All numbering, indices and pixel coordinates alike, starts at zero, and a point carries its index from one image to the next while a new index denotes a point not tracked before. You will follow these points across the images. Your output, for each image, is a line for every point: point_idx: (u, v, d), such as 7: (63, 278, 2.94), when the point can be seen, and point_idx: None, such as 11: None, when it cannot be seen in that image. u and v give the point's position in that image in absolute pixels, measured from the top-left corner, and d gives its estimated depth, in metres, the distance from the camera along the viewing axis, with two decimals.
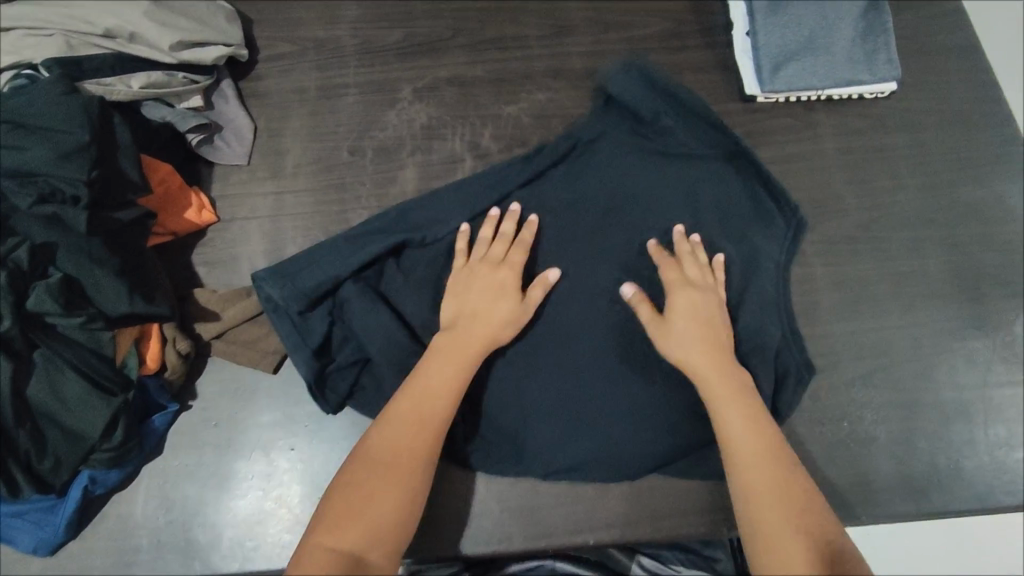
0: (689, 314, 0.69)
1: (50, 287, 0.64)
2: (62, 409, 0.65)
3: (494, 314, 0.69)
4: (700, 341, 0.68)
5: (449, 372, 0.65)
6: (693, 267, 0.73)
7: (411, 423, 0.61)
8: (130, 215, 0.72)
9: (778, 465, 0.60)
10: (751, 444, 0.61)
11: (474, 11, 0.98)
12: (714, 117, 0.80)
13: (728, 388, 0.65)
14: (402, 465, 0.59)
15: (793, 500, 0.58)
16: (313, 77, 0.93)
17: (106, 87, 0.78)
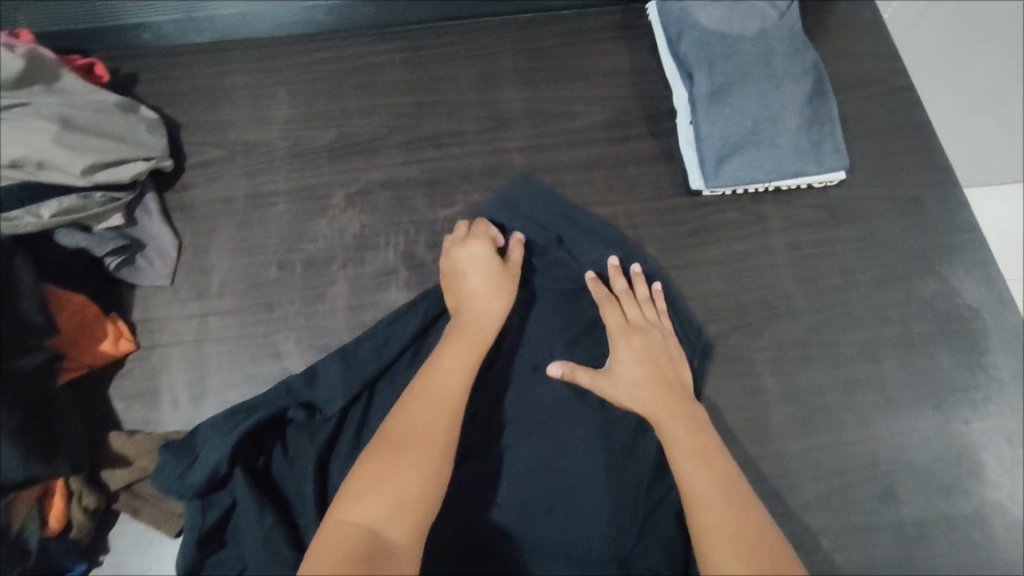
0: (640, 361, 0.73)
1: None
2: None
3: (477, 307, 0.74)
4: (653, 385, 0.70)
5: (463, 343, 0.70)
6: (632, 306, 0.77)
7: (434, 400, 0.64)
8: (37, 359, 0.68)
9: (736, 507, 0.61)
10: (708, 483, 0.62)
11: (409, 105, 0.94)
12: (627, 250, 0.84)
13: (688, 427, 0.67)
14: (422, 445, 0.61)
15: (753, 539, 0.58)
16: (242, 184, 0.89)
17: (13, 222, 0.74)
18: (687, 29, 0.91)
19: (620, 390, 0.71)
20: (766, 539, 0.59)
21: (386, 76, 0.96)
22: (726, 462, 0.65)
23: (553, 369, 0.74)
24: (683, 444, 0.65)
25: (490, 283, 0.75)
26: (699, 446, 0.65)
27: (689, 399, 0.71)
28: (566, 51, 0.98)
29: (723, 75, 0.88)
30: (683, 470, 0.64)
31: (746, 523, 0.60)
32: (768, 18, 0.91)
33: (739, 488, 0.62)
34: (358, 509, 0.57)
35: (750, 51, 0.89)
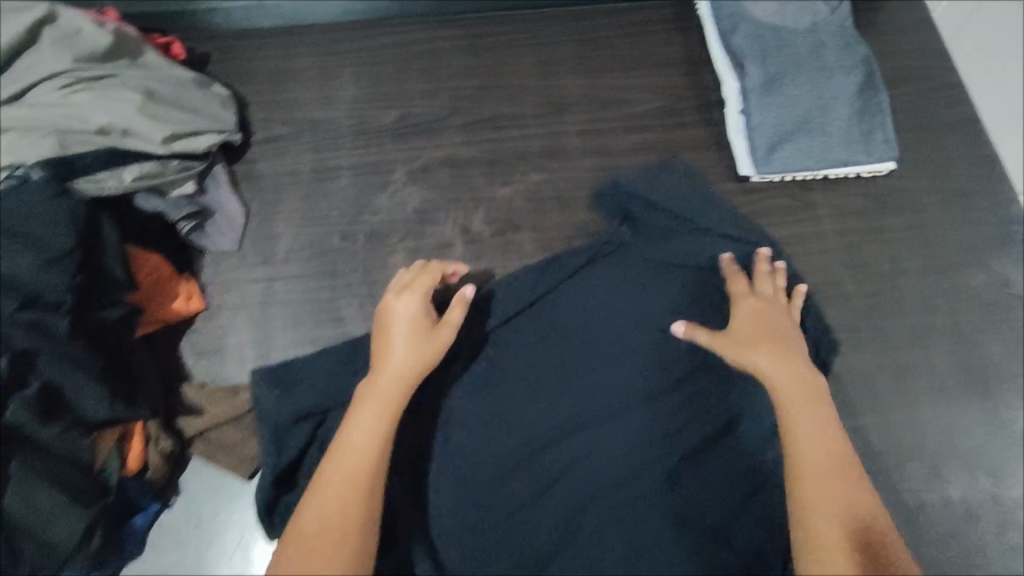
0: (756, 321, 0.72)
1: (27, 398, 0.62)
2: (38, 521, 0.63)
3: (399, 357, 0.66)
4: (777, 346, 0.69)
5: (381, 403, 0.64)
6: (768, 285, 0.76)
7: (353, 475, 0.59)
8: (115, 313, 0.72)
9: (844, 484, 0.59)
10: (822, 455, 0.61)
11: (469, 90, 0.98)
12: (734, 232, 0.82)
13: (805, 394, 0.65)
14: (341, 530, 0.57)
15: (851, 515, 0.57)
16: (307, 159, 0.93)
17: (96, 183, 0.77)
18: (740, 21, 0.93)
19: (735, 351, 0.70)
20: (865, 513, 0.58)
21: (448, 62, 1.00)
22: (840, 431, 0.63)
23: (679, 325, 0.74)
24: (805, 411, 0.64)
25: (418, 337, 0.68)
26: (818, 413, 0.64)
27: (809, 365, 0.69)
28: (621, 42, 1.02)
29: (776, 66, 0.90)
30: (799, 437, 0.62)
31: (848, 501, 0.58)
32: (819, 13, 0.93)
33: (850, 462, 0.61)
34: None
35: (802, 45, 0.91)
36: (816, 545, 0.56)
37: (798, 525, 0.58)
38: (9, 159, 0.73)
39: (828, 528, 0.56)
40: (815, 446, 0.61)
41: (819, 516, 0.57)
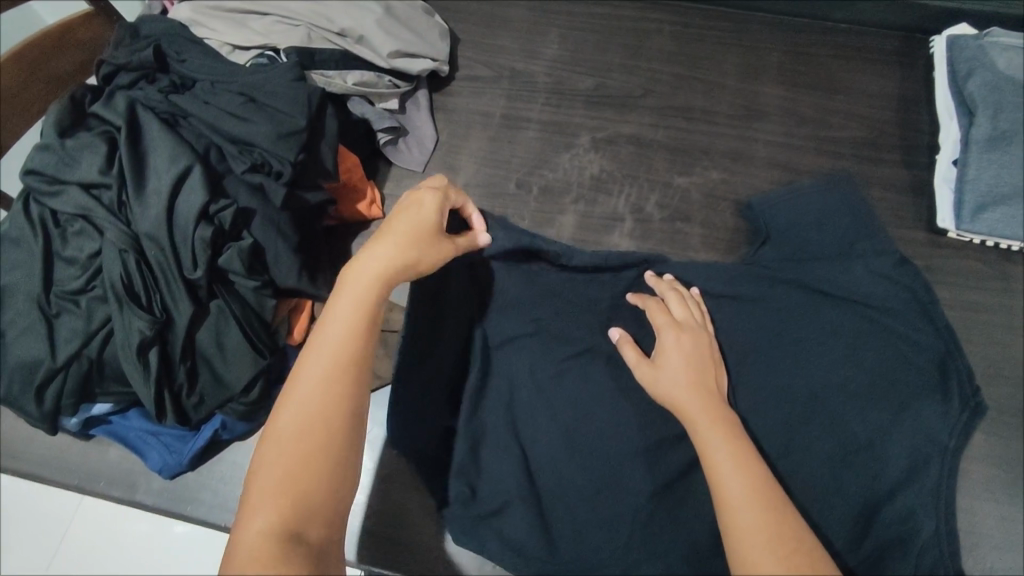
0: (686, 361, 0.68)
1: (242, 249, 0.69)
2: (219, 356, 0.71)
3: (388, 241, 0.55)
4: (685, 378, 0.66)
5: (363, 295, 0.51)
6: (680, 307, 0.75)
7: (335, 366, 0.47)
8: (318, 198, 0.78)
9: (775, 515, 0.52)
10: (744, 487, 0.54)
11: (668, 75, 0.98)
12: (911, 281, 0.80)
13: (728, 442, 0.58)
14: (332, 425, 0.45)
15: (795, 553, 0.50)
16: (500, 104, 0.97)
17: (327, 80, 0.84)
18: (978, 68, 0.87)
19: (660, 390, 0.66)
20: (810, 551, 0.50)
21: (655, 44, 1.00)
22: (760, 467, 0.57)
23: (614, 331, 0.74)
24: (722, 456, 0.57)
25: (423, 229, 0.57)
26: (732, 445, 0.58)
27: (724, 406, 0.64)
28: (834, 62, 0.98)
29: (1010, 122, 0.83)
30: (718, 479, 0.55)
31: (790, 540, 0.51)
32: None
33: (775, 494, 0.54)
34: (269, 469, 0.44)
35: None
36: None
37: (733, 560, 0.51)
38: (264, 40, 0.83)
39: (765, 558, 0.49)
40: (731, 491, 0.54)
41: (750, 549, 0.50)
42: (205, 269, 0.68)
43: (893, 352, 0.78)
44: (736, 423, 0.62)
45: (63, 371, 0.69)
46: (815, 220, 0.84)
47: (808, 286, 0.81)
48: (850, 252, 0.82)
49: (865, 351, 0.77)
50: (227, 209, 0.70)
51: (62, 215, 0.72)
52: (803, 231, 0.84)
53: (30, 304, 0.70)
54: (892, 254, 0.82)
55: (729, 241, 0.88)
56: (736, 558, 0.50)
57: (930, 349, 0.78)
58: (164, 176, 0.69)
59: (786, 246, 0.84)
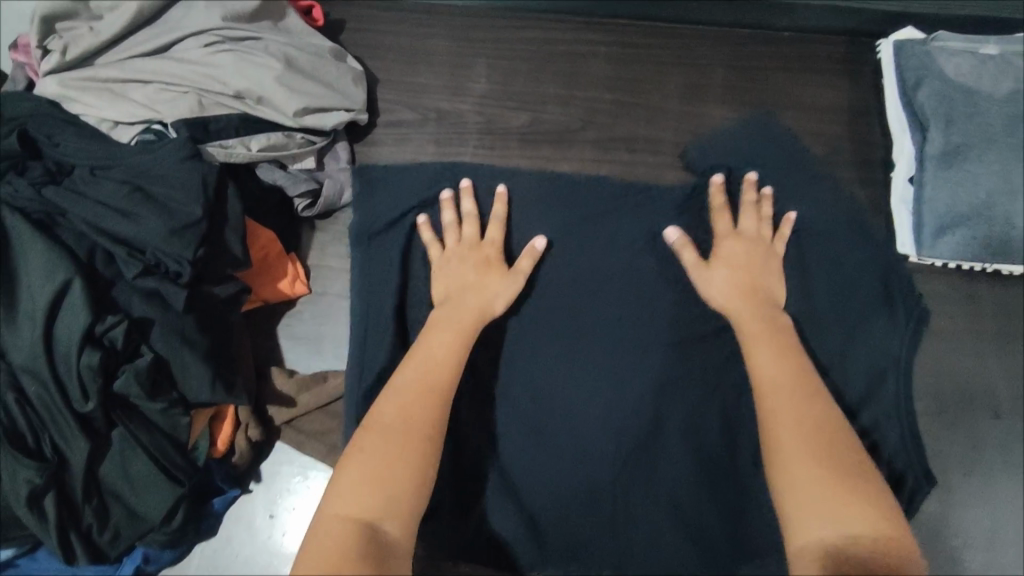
0: (730, 265, 0.72)
1: (139, 371, 0.61)
2: (129, 489, 0.63)
3: (487, 294, 0.71)
4: (735, 281, 0.70)
5: (450, 342, 0.65)
6: (750, 218, 0.76)
7: (453, 343, 0.66)
8: (228, 290, 0.69)
9: (799, 386, 0.60)
10: (777, 369, 0.61)
11: (607, 103, 0.92)
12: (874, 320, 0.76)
13: (767, 333, 0.65)
14: (400, 443, 0.55)
15: (810, 419, 0.56)
16: (429, 151, 0.89)
17: (227, 150, 0.76)
18: (928, 76, 0.82)
19: (709, 298, 0.71)
20: (826, 415, 0.57)
21: (590, 69, 0.93)
22: (797, 358, 0.63)
23: (667, 235, 0.74)
24: (755, 341, 0.65)
25: (484, 285, 0.72)
26: (772, 341, 0.64)
27: (772, 307, 0.69)
28: (780, 74, 0.92)
29: (962, 136, 0.79)
30: (755, 368, 0.63)
31: (809, 405, 0.58)
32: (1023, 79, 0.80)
33: (811, 376, 0.61)
34: (343, 471, 0.53)
35: (996, 115, 0.79)
36: (772, 442, 0.56)
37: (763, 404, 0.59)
38: (149, 112, 0.74)
39: (792, 433, 0.55)
40: (767, 375, 0.61)
41: (772, 407, 0.58)
42: (97, 399, 0.60)
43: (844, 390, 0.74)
44: (783, 322, 0.67)
45: None
46: None
47: None
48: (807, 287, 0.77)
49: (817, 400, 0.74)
50: (117, 325, 0.61)
51: None
52: None
53: None
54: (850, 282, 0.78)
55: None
56: (766, 437, 0.57)
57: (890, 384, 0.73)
58: (39, 296, 0.60)
59: None
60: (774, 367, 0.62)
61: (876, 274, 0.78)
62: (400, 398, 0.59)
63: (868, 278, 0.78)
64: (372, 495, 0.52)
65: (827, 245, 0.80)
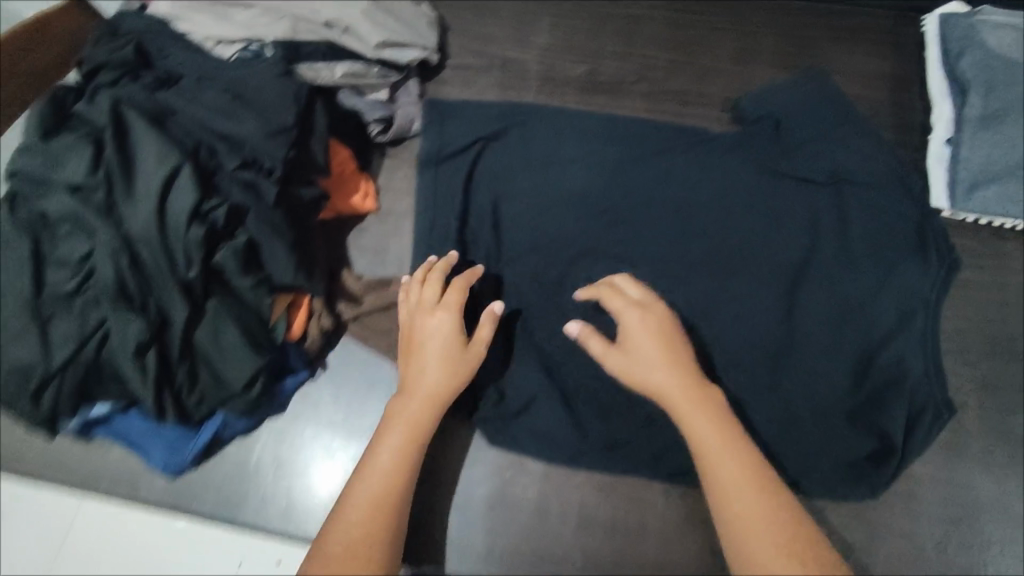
0: (657, 339, 0.67)
1: (236, 248, 0.69)
2: (217, 356, 0.70)
3: (432, 376, 0.67)
4: (663, 359, 0.66)
5: (426, 400, 0.66)
6: (635, 288, 0.72)
7: (408, 435, 0.64)
8: (312, 193, 0.77)
9: (756, 476, 0.59)
10: (734, 471, 0.59)
11: (661, 60, 0.97)
12: (902, 265, 0.81)
13: (710, 416, 0.62)
14: (376, 518, 0.59)
15: (763, 507, 0.57)
16: (493, 93, 0.96)
17: (315, 73, 0.83)
18: (971, 46, 0.87)
19: (636, 365, 0.66)
20: (780, 507, 0.57)
21: (647, 29, 0.99)
22: (744, 439, 0.62)
23: (578, 293, 0.74)
24: (695, 416, 0.62)
25: (451, 357, 0.68)
26: (716, 425, 0.62)
27: (705, 381, 0.66)
28: (827, 42, 0.97)
29: (1003, 101, 0.83)
30: (707, 465, 0.60)
31: (766, 494, 0.57)
32: None
33: (758, 462, 0.60)
34: (321, 544, 0.57)
35: None
36: (743, 540, 0.55)
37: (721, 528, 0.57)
38: (249, 33, 0.82)
39: (755, 520, 0.56)
40: (718, 470, 0.59)
41: (733, 496, 0.57)
42: (199, 269, 0.67)
43: (872, 327, 0.79)
44: (718, 395, 0.65)
45: (59, 374, 0.69)
46: (803, 211, 0.85)
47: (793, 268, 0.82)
48: (837, 235, 0.84)
49: (845, 333, 0.79)
50: (219, 207, 0.69)
51: (49, 216, 0.71)
52: (795, 214, 0.85)
53: (21, 309, 0.69)
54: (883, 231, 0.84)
55: (727, 214, 0.86)
56: (730, 522, 0.57)
57: (915, 325, 0.78)
58: (153, 176, 0.68)
59: (784, 228, 0.84)
60: (727, 460, 0.60)
61: (908, 226, 0.84)
62: (380, 471, 0.62)
63: (901, 228, 0.83)
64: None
65: (864, 196, 0.85)
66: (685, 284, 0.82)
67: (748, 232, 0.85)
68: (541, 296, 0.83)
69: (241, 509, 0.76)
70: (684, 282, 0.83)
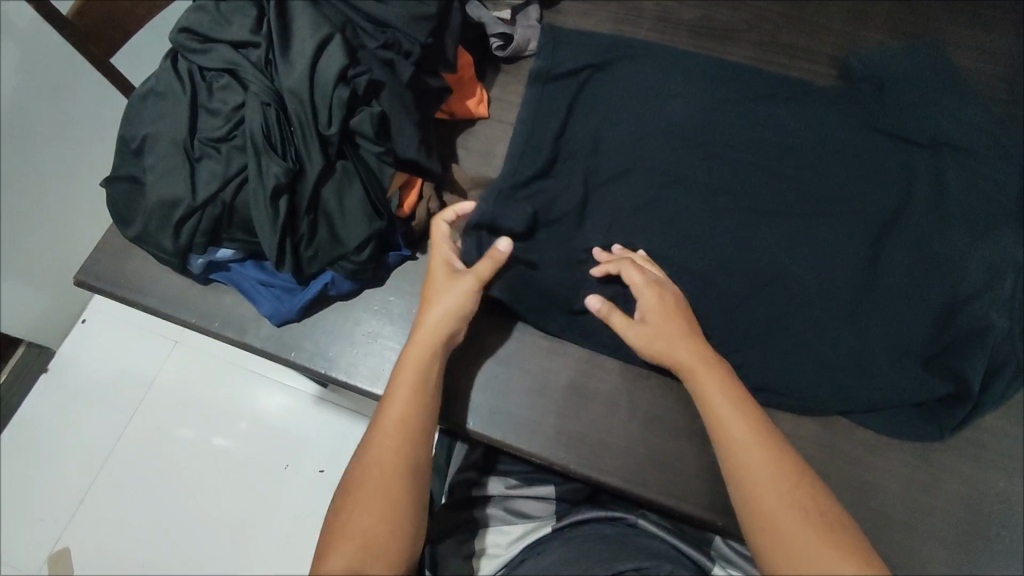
0: (671, 314, 0.74)
1: (372, 114, 0.75)
2: (338, 213, 0.77)
3: (435, 310, 0.72)
4: (675, 335, 0.72)
5: (435, 336, 0.71)
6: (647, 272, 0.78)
7: (418, 377, 0.68)
8: (439, 83, 0.83)
9: (775, 458, 0.62)
10: (757, 454, 0.63)
11: (774, 13, 1.00)
12: (999, 227, 0.82)
13: (731, 402, 0.67)
14: (404, 433, 0.64)
15: (785, 486, 0.60)
16: (607, 26, 1.00)
17: None
18: None
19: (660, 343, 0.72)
20: (796, 481, 0.61)
21: None
22: (757, 417, 0.66)
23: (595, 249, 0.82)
24: (718, 402, 0.67)
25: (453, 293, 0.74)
26: (737, 411, 0.66)
27: (721, 362, 0.71)
28: (945, 13, 0.98)
29: None
30: (730, 442, 0.64)
31: (784, 476, 0.61)
32: None
33: (775, 441, 0.64)
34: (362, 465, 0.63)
35: None
36: (757, 516, 0.60)
37: (737, 493, 0.62)
38: None
39: (779, 505, 0.59)
40: (742, 452, 0.63)
41: (756, 480, 0.61)
42: (338, 127, 0.74)
43: (962, 284, 0.80)
44: (732, 376, 0.70)
45: (200, 210, 0.76)
46: (903, 167, 0.86)
47: (885, 220, 0.84)
48: (938, 192, 0.85)
49: (931, 285, 0.81)
50: (362, 75, 0.75)
51: (209, 71, 0.79)
52: (894, 169, 0.86)
53: (176, 148, 0.76)
54: (984, 195, 0.84)
55: (825, 161, 0.88)
56: (752, 503, 0.60)
57: (1005, 286, 0.80)
58: (308, 41, 0.75)
59: (881, 181, 0.86)
60: (749, 442, 0.64)
61: (1009, 193, 0.84)
62: (401, 397, 0.66)
63: (1001, 194, 0.84)
64: (387, 527, 0.58)
65: (968, 159, 0.86)
66: (776, 219, 0.85)
67: (845, 181, 0.86)
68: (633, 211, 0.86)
69: (331, 366, 0.82)
70: (777, 218, 0.85)
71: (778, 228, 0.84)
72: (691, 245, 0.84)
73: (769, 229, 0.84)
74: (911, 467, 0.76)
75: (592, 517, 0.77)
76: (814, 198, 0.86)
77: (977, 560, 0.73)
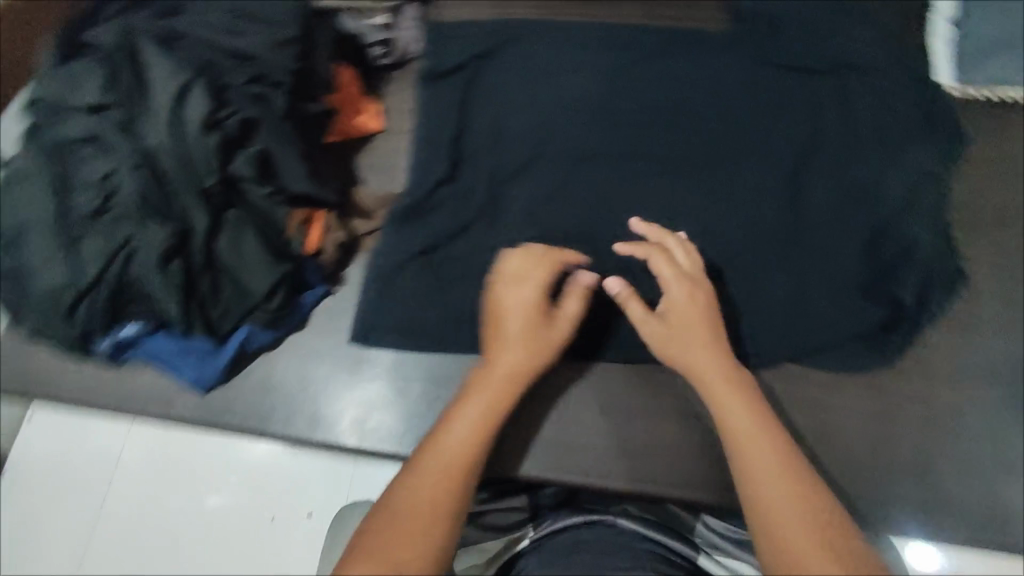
0: (687, 307, 0.68)
1: (250, 154, 0.72)
2: (239, 266, 0.72)
3: (512, 347, 0.67)
4: (699, 343, 0.66)
5: (510, 372, 0.66)
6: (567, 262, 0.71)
7: (483, 413, 0.63)
8: (321, 107, 0.79)
9: (792, 469, 0.57)
10: (770, 458, 0.57)
11: None
12: (914, 140, 0.81)
13: (743, 399, 0.62)
14: (456, 473, 0.58)
15: (799, 494, 0.56)
16: None
17: None
18: None
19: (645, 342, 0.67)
20: (810, 493, 0.56)
21: None
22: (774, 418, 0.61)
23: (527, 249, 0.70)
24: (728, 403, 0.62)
25: (534, 323, 0.67)
26: (749, 408, 0.61)
27: (734, 358, 0.66)
28: None
29: None
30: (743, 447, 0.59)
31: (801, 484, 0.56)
32: None
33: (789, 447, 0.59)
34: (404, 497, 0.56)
35: None
36: (770, 527, 0.54)
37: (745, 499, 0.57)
38: None
39: (792, 517, 0.54)
40: (754, 457, 0.58)
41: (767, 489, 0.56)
42: (218, 177, 0.70)
43: (886, 205, 0.79)
44: (744, 369, 0.66)
45: (91, 292, 0.71)
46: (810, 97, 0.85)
47: (800, 155, 0.82)
48: (847, 117, 0.83)
49: (855, 212, 0.80)
50: (233, 116, 0.72)
51: (69, 142, 0.73)
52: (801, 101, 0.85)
53: (51, 231, 0.71)
54: (897, 109, 0.82)
55: (732, 106, 0.85)
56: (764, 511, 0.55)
57: (928, 199, 0.79)
58: (166, 91, 0.70)
59: (789, 115, 0.84)
60: (761, 441, 0.59)
61: (920, 103, 0.82)
62: (461, 434, 0.61)
63: (912, 106, 0.82)
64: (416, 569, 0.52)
65: (874, 76, 0.83)
66: (693, 176, 0.83)
67: (755, 122, 0.85)
68: (549, 196, 0.83)
69: (267, 425, 0.78)
70: (694, 174, 0.83)
71: (697, 184, 0.83)
72: (613, 220, 0.82)
73: (687, 186, 0.83)
74: (863, 397, 0.77)
75: (569, 525, 0.71)
76: (728, 147, 0.84)
77: (934, 472, 0.75)
